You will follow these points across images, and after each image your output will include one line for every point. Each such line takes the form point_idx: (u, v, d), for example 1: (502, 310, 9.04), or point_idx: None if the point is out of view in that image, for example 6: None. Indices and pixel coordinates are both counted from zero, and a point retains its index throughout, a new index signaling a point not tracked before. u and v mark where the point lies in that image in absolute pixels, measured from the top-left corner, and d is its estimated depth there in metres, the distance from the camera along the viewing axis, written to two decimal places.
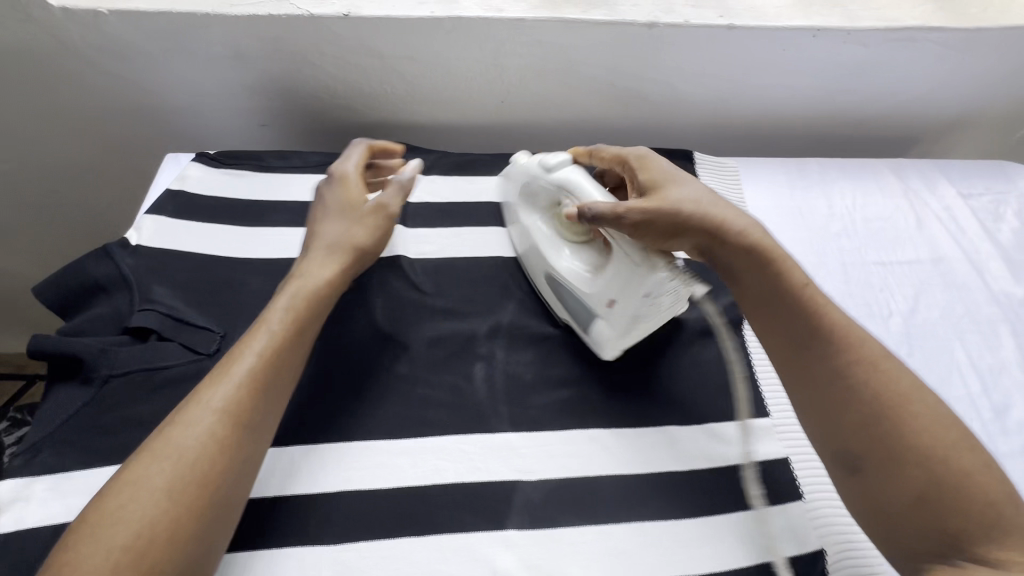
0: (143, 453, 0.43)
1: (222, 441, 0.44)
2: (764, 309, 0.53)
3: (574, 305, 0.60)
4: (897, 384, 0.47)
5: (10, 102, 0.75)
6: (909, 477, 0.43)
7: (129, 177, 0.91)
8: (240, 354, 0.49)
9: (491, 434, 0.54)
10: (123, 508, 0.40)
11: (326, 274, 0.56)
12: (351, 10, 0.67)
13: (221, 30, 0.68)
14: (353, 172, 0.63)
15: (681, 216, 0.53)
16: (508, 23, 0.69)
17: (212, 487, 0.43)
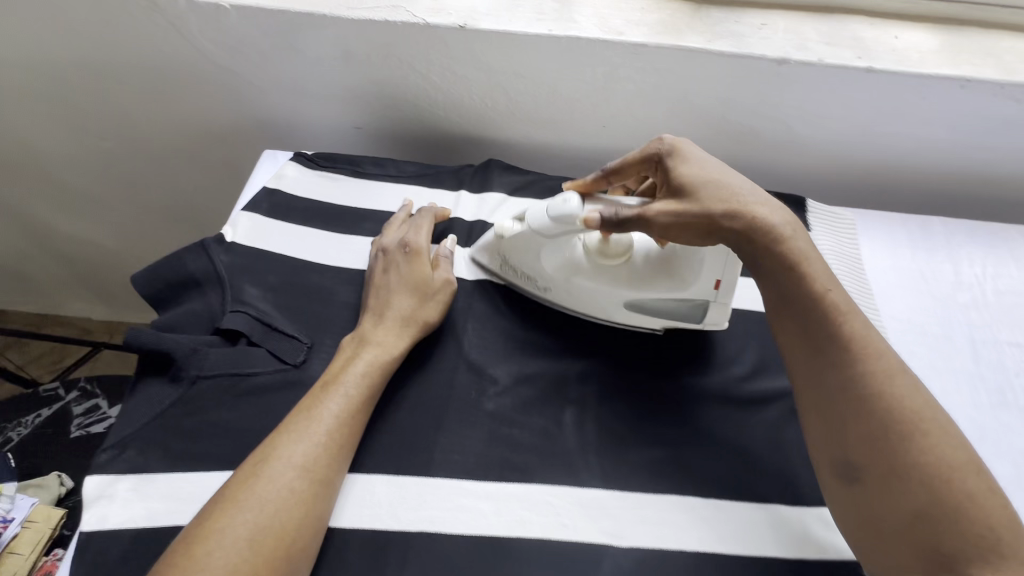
0: (226, 501, 0.44)
1: (301, 494, 0.45)
2: (787, 302, 0.49)
3: (667, 306, 0.60)
4: (912, 400, 0.44)
5: (126, 83, 0.79)
6: (912, 494, 0.41)
7: (219, 167, 0.92)
8: (319, 411, 0.49)
9: (580, 489, 0.51)
10: (210, 555, 0.41)
11: (401, 347, 0.55)
12: (467, 23, 0.66)
13: (335, 33, 0.67)
14: (425, 243, 0.61)
15: (715, 214, 0.50)
16: (628, 48, 0.66)
17: (290, 540, 0.43)
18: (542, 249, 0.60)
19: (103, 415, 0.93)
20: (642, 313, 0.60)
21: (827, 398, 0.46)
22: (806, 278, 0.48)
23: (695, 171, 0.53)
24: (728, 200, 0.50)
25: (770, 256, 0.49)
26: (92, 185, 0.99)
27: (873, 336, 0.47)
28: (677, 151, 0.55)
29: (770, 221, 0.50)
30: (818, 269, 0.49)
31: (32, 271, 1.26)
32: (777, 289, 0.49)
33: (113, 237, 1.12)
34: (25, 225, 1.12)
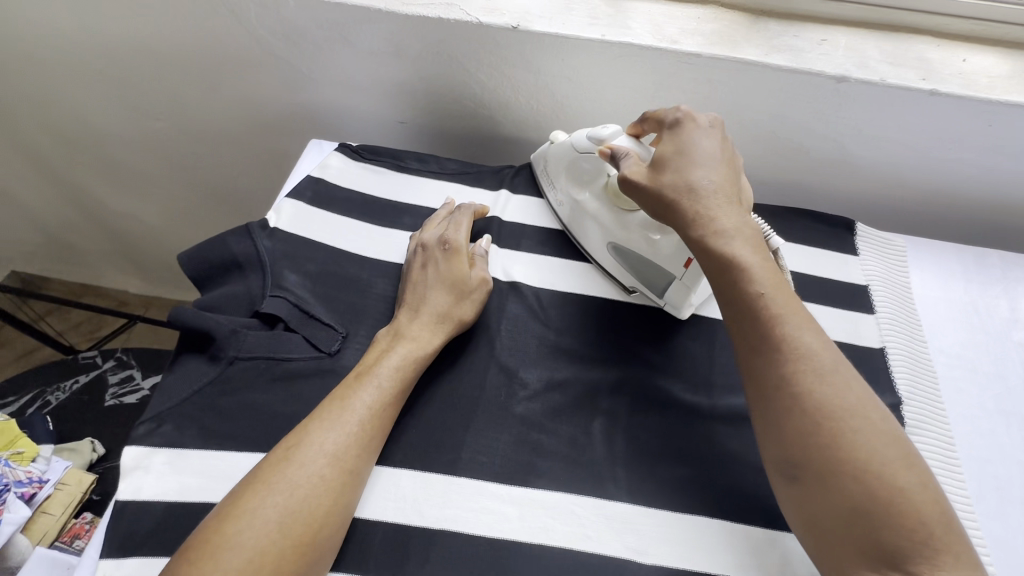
0: (257, 482, 0.45)
1: (330, 482, 0.46)
2: (728, 299, 0.49)
3: (645, 269, 0.61)
4: (843, 395, 0.43)
5: (183, 67, 0.81)
6: (845, 490, 0.41)
7: (264, 152, 0.94)
8: (351, 401, 0.49)
9: (606, 501, 0.50)
10: (240, 535, 0.42)
11: (435, 344, 0.55)
12: (520, 24, 0.65)
13: (388, 27, 0.68)
14: (463, 241, 0.61)
15: (665, 198, 0.53)
16: (682, 57, 0.65)
17: (318, 527, 0.44)
18: (574, 166, 0.65)
19: (136, 386, 0.96)
20: (622, 264, 0.63)
21: (763, 397, 0.46)
22: (742, 274, 0.48)
23: (670, 154, 0.55)
24: (683, 190, 0.52)
25: (713, 253, 0.50)
26: (142, 163, 1.03)
27: (805, 332, 0.46)
28: (678, 127, 0.57)
29: (729, 211, 0.52)
30: (755, 264, 0.49)
31: (78, 243, 1.31)
32: (721, 284, 0.50)
33: (156, 215, 1.16)
34: (75, 198, 1.17)
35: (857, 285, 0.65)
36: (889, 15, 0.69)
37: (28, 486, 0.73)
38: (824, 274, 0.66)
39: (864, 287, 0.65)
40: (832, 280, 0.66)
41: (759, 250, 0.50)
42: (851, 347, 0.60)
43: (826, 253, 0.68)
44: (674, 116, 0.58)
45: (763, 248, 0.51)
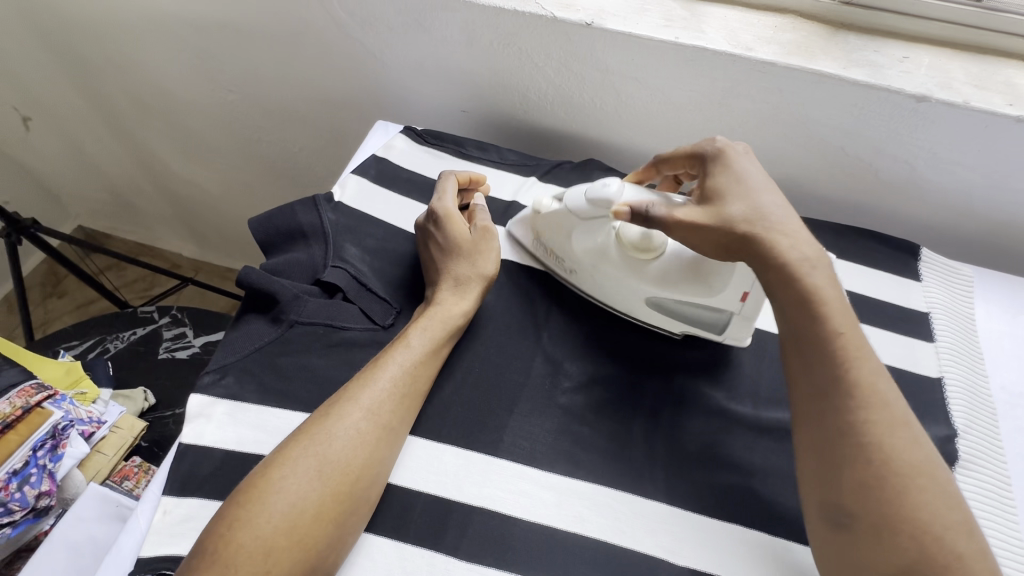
0: (302, 434, 0.47)
1: (369, 436, 0.47)
2: (801, 342, 0.47)
3: (693, 311, 0.57)
4: (914, 454, 0.42)
5: (259, 43, 0.85)
6: (901, 546, 0.40)
7: (326, 130, 0.97)
8: (385, 362, 0.51)
9: (642, 498, 0.50)
10: (284, 481, 0.44)
11: (465, 306, 0.56)
12: (595, 21, 0.66)
13: (463, 15, 0.69)
14: (452, 207, 0.61)
15: (740, 231, 0.49)
16: (756, 64, 0.64)
17: (355, 478, 0.46)
18: (574, 232, 0.60)
19: (188, 343, 1.00)
20: (662, 316, 0.59)
21: (826, 444, 0.44)
22: (819, 315, 0.46)
23: (729, 185, 0.52)
24: (755, 221, 0.49)
25: (791, 287, 0.47)
26: (211, 134, 1.08)
27: (879, 382, 0.44)
28: (720, 155, 0.54)
29: (797, 245, 0.49)
30: (833, 302, 0.47)
31: (141, 204, 1.38)
32: (800, 324, 0.47)
33: (217, 184, 1.21)
34: (145, 162, 1.23)
35: (917, 312, 0.64)
36: (978, 36, 0.66)
37: (88, 425, 0.78)
38: (882, 297, 0.65)
39: (924, 315, 0.63)
40: (890, 304, 0.64)
41: (835, 289, 0.48)
42: (906, 374, 0.59)
43: (886, 276, 0.66)
44: (708, 148, 0.56)
45: (837, 284, 0.49)
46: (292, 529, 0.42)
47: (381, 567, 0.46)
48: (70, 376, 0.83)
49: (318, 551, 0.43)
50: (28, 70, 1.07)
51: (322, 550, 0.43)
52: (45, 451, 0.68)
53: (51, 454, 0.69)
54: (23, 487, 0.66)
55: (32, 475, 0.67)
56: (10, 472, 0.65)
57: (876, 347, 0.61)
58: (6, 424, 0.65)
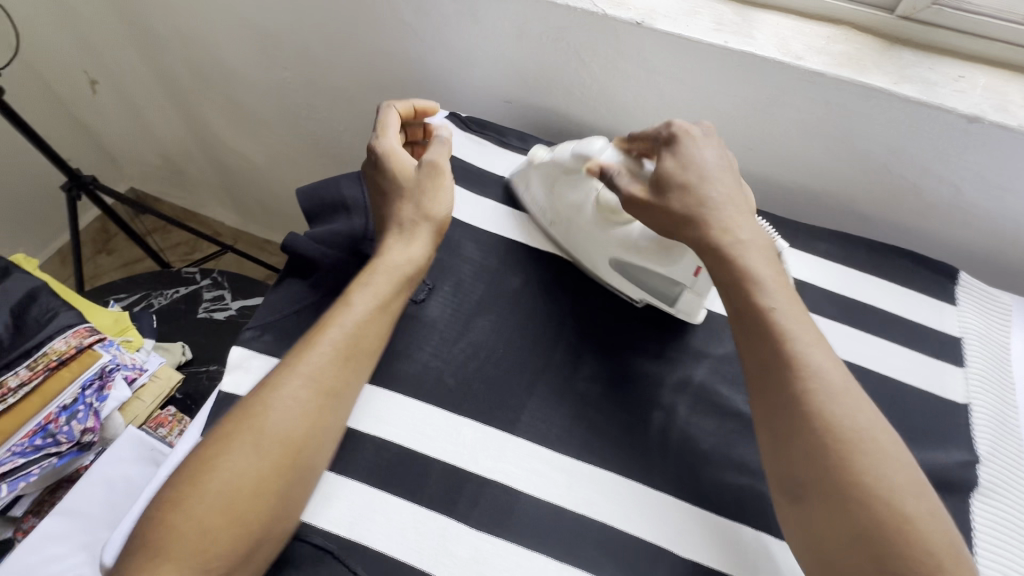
0: (242, 410, 0.47)
1: (310, 407, 0.48)
2: (739, 320, 0.50)
3: (649, 279, 0.60)
4: (855, 417, 0.44)
5: (316, 23, 0.88)
6: (850, 511, 0.41)
7: (372, 112, 1.00)
8: (323, 332, 0.51)
9: (650, 490, 0.51)
10: (224, 459, 0.45)
11: (409, 257, 0.56)
12: (645, 20, 0.66)
13: (515, 7, 0.71)
14: (395, 146, 0.60)
15: (678, 217, 0.53)
16: (804, 74, 0.64)
17: (296, 450, 0.47)
18: (561, 186, 0.64)
19: (225, 305, 1.05)
20: (621, 278, 0.62)
21: (772, 416, 0.46)
22: (754, 291, 0.49)
23: (672, 170, 0.54)
24: (692, 205, 0.52)
25: (725, 265, 0.51)
26: (262, 107, 1.12)
27: (814, 351, 0.47)
28: (675, 140, 0.56)
29: (738, 227, 0.52)
30: (767, 278, 0.50)
31: (191, 171, 1.45)
32: (735, 303, 0.50)
33: (263, 157, 1.26)
34: (197, 131, 1.29)
35: (949, 335, 0.63)
36: None
37: (131, 370, 0.82)
38: (914, 317, 0.64)
39: (956, 339, 0.62)
40: (920, 325, 0.63)
41: (772, 264, 0.51)
42: (932, 396, 0.58)
43: (919, 297, 0.66)
44: (666, 130, 0.57)
45: (775, 259, 0.52)
46: (231, 503, 0.43)
47: (396, 526, 0.48)
48: (117, 325, 0.88)
49: (265, 520, 0.44)
50: (99, 36, 1.14)
51: (270, 518, 0.45)
52: (91, 390, 0.73)
53: (97, 394, 0.74)
54: (70, 422, 0.71)
55: (79, 411, 0.72)
56: (60, 406, 0.70)
57: (902, 366, 0.60)
58: (60, 360, 0.70)
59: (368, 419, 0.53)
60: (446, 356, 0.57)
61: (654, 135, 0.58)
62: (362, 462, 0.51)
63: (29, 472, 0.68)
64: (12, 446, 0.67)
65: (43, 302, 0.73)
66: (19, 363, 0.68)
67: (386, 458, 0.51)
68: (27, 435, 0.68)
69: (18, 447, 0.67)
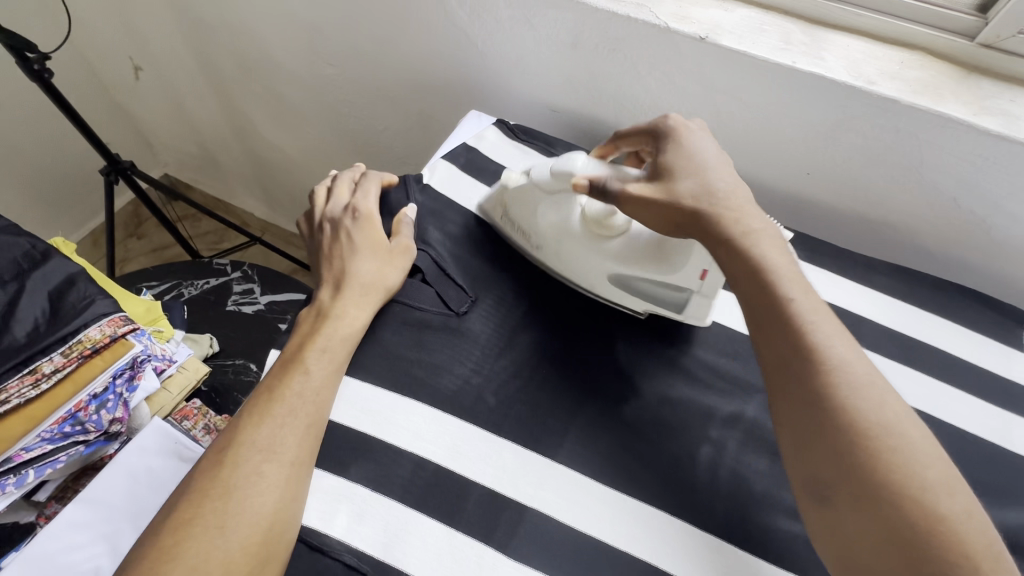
0: (198, 493, 0.45)
1: (278, 481, 0.46)
2: (751, 305, 0.48)
3: (653, 289, 0.59)
4: (880, 410, 0.40)
5: (365, 22, 0.87)
6: (880, 514, 0.38)
7: (413, 113, 0.99)
8: (280, 398, 0.50)
9: (697, 529, 0.49)
10: (186, 547, 0.43)
11: (364, 318, 0.56)
12: (709, 36, 0.64)
13: (573, 15, 0.69)
14: (374, 209, 0.63)
15: (687, 207, 0.51)
16: (876, 99, 0.61)
17: (266, 527, 0.44)
18: (541, 206, 0.62)
19: (254, 299, 1.05)
20: (624, 292, 0.60)
21: (792, 413, 0.43)
22: (767, 281, 0.47)
23: (675, 163, 0.53)
24: (700, 195, 0.51)
25: (740, 257, 0.48)
26: (301, 102, 1.12)
27: (835, 342, 0.43)
28: (672, 134, 0.56)
29: (750, 219, 0.50)
30: (779, 268, 0.48)
31: (225, 161, 1.46)
32: (748, 293, 0.48)
33: (299, 152, 1.26)
34: (235, 122, 1.29)
35: (1018, 384, 0.59)
36: None
37: (161, 361, 0.82)
38: (980, 362, 0.60)
39: None
40: (985, 371, 0.60)
41: (783, 254, 0.49)
42: (1000, 450, 0.55)
43: (983, 341, 0.62)
44: (662, 125, 0.57)
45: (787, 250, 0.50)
46: None
47: (432, 550, 0.46)
48: (149, 315, 0.87)
49: None
50: (146, 24, 1.15)
51: None
52: (122, 379, 0.74)
53: (128, 384, 0.75)
54: (100, 411, 0.71)
55: (108, 401, 0.72)
56: (91, 395, 0.70)
57: (966, 414, 0.57)
58: (94, 349, 0.69)
59: (406, 434, 0.51)
60: (488, 374, 0.55)
61: (647, 130, 0.58)
62: (399, 479, 0.49)
63: (56, 459, 0.69)
64: (42, 433, 0.67)
65: (80, 288, 0.71)
66: (54, 349, 0.67)
67: (423, 477, 0.49)
68: (57, 421, 0.68)
69: (47, 434, 0.68)
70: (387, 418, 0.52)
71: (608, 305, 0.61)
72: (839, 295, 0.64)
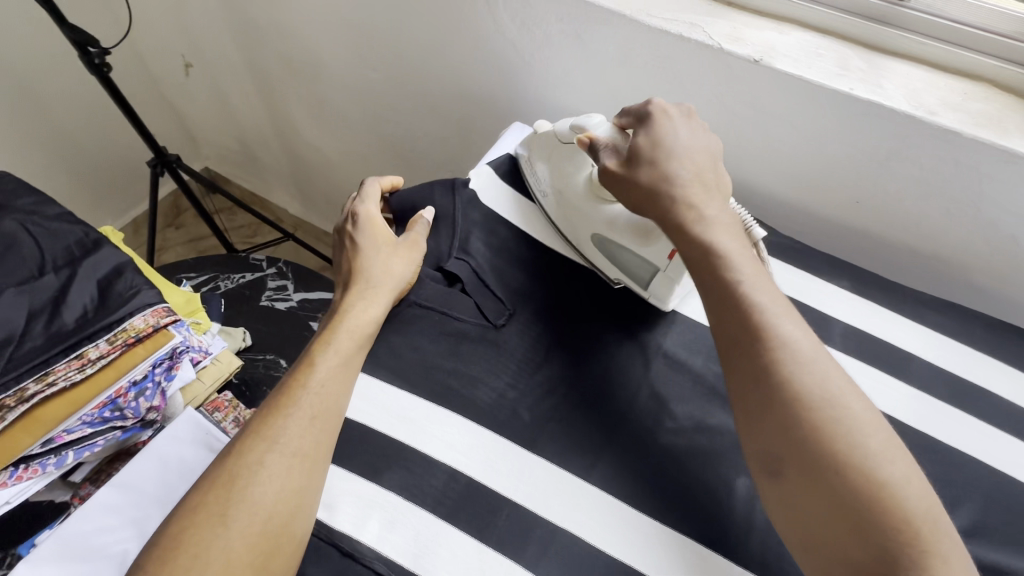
0: (211, 481, 0.47)
1: (279, 471, 0.47)
2: (704, 282, 0.49)
3: (620, 255, 0.62)
4: (820, 385, 0.42)
5: (413, 31, 0.89)
6: (824, 483, 0.39)
7: (454, 121, 1.00)
8: (290, 394, 0.51)
9: (732, 564, 0.47)
10: (196, 533, 0.44)
11: (373, 316, 0.58)
12: (764, 58, 0.63)
13: (625, 32, 0.69)
14: (375, 213, 0.65)
15: (642, 190, 0.53)
16: (936, 130, 0.59)
17: (270, 519, 0.45)
18: (560, 156, 0.66)
19: (288, 296, 1.07)
20: (596, 252, 0.63)
21: (741, 387, 0.44)
22: (721, 260, 0.48)
23: (643, 146, 0.55)
24: (661, 179, 0.53)
25: (691, 238, 0.50)
26: (344, 104, 1.14)
27: (783, 321, 0.45)
28: (649, 118, 0.56)
29: (709, 205, 0.52)
30: (732, 250, 0.49)
31: (265, 158, 1.49)
32: (700, 268, 0.49)
33: (337, 152, 1.29)
34: (277, 120, 1.32)
35: None
36: None
37: (197, 353, 0.84)
38: None
39: None
40: None
41: (739, 238, 0.51)
42: None
43: None
44: (644, 108, 0.58)
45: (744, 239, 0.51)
46: None
47: (461, 564, 0.46)
48: (188, 306, 0.89)
49: None
50: (200, 24, 1.19)
51: None
52: (161, 368, 0.76)
53: (165, 373, 0.77)
54: (138, 398, 0.73)
55: (147, 389, 0.74)
56: (131, 381, 0.72)
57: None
58: (138, 338, 0.71)
59: (439, 445, 0.51)
60: (523, 389, 0.55)
61: (632, 113, 0.59)
62: (431, 490, 0.49)
63: (94, 442, 0.71)
64: (83, 416, 0.69)
65: (127, 278, 0.73)
66: (100, 336, 0.68)
67: (454, 489, 0.49)
68: (97, 406, 0.70)
69: (88, 417, 0.70)
70: (422, 427, 0.52)
71: (585, 261, 0.65)
72: (887, 329, 0.62)
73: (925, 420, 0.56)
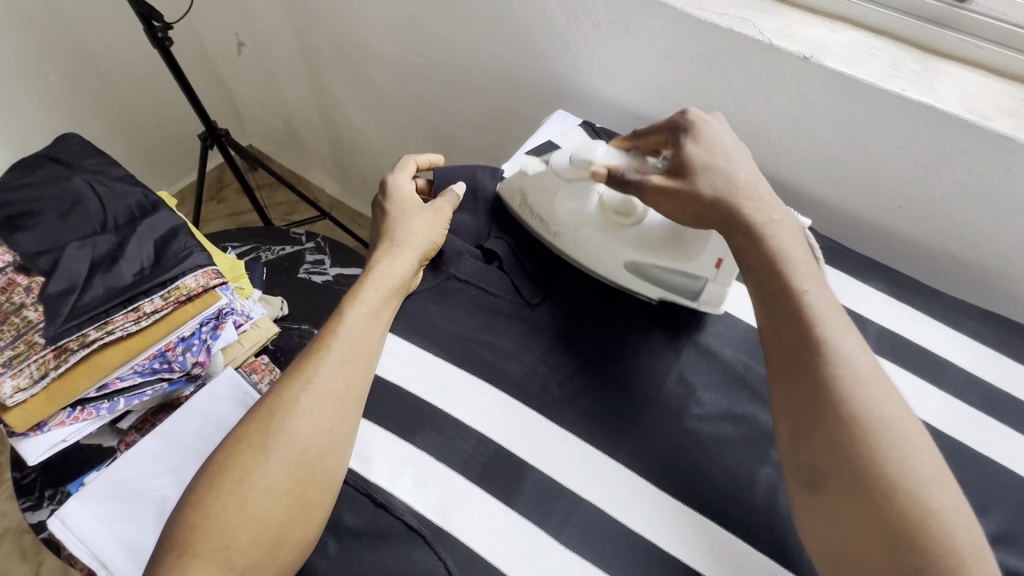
0: (255, 416, 0.51)
1: (314, 409, 0.50)
2: (764, 295, 0.50)
3: (667, 278, 0.60)
4: (883, 407, 0.42)
5: (463, 17, 0.91)
6: (869, 502, 0.39)
7: (495, 108, 1.01)
8: (325, 340, 0.55)
9: (750, 547, 0.48)
10: (242, 461, 0.48)
11: (402, 270, 0.60)
12: (815, 56, 0.63)
13: (675, 24, 0.69)
14: (404, 183, 0.68)
15: (706, 201, 0.54)
16: (988, 137, 0.58)
17: (306, 451, 0.48)
18: (560, 194, 0.63)
19: (324, 270, 1.10)
20: (640, 280, 0.61)
21: (797, 401, 0.45)
22: (782, 273, 0.49)
23: (695, 156, 0.55)
24: (722, 189, 0.53)
25: (758, 249, 0.51)
26: (389, 88, 1.17)
27: (845, 337, 0.45)
28: (693, 127, 0.57)
29: (771, 211, 0.53)
30: (796, 257, 0.50)
31: (307, 138, 1.53)
32: (764, 284, 0.50)
33: (378, 135, 1.32)
34: (322, 101, 1.36)
35: None
36: None
37: (240, 317, 0.88)
38: None
39: None
40: None
41: (804, 248, 0.52)
42: None
43: None
44: (681, 119, 0.58)
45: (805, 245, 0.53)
46: (249, 511, 0.46)
47: (488, 523, 0.48)
48: (233, 272, 0.94)
49: (280, 521, 0.46)
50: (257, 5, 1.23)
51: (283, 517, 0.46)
52: (208, 327, 0.80)
53: (211, 332, 0.80)
54: (185, 352, 0.77)
55: (194, 344, 0.78)
56: (179, 337, 0.77)
57: None
58: (188, 296, 0.75)
59: (472, 412, 0.53)
60: (554, 365, 0.57)
61: (668, 124, 0.59)
62: (462, 453, 0.51)
63: (143, 391, 0.75)
64: (135, 365, 0.74)
65: (181, 240, 0.77)
66: (154, 292, 0.73)
67: (484, 455, 0.51)
68: (148, 357, 0.75)
69: (139, 367, 0.74)
70: (456, 393, 0.54)
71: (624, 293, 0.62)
72: (923, 334, 0.62)
73: (957, 426, 0.55)
